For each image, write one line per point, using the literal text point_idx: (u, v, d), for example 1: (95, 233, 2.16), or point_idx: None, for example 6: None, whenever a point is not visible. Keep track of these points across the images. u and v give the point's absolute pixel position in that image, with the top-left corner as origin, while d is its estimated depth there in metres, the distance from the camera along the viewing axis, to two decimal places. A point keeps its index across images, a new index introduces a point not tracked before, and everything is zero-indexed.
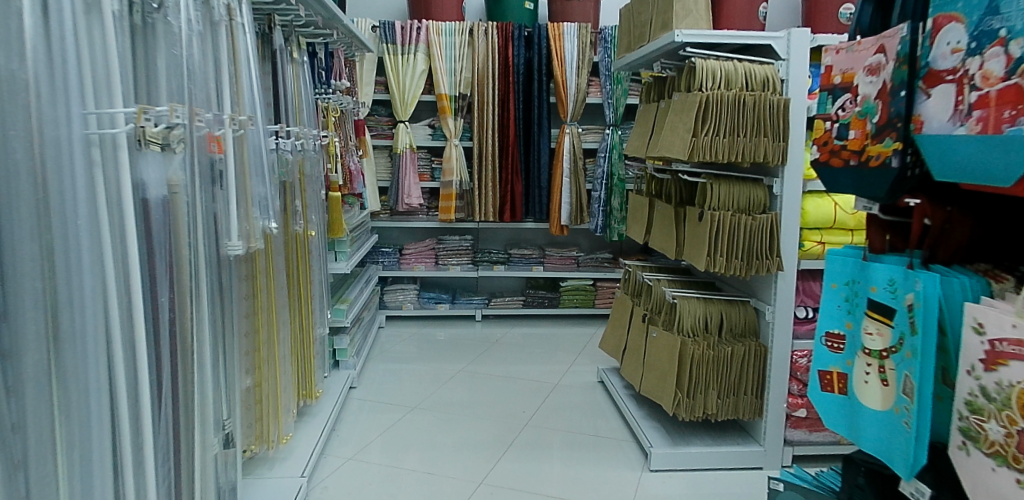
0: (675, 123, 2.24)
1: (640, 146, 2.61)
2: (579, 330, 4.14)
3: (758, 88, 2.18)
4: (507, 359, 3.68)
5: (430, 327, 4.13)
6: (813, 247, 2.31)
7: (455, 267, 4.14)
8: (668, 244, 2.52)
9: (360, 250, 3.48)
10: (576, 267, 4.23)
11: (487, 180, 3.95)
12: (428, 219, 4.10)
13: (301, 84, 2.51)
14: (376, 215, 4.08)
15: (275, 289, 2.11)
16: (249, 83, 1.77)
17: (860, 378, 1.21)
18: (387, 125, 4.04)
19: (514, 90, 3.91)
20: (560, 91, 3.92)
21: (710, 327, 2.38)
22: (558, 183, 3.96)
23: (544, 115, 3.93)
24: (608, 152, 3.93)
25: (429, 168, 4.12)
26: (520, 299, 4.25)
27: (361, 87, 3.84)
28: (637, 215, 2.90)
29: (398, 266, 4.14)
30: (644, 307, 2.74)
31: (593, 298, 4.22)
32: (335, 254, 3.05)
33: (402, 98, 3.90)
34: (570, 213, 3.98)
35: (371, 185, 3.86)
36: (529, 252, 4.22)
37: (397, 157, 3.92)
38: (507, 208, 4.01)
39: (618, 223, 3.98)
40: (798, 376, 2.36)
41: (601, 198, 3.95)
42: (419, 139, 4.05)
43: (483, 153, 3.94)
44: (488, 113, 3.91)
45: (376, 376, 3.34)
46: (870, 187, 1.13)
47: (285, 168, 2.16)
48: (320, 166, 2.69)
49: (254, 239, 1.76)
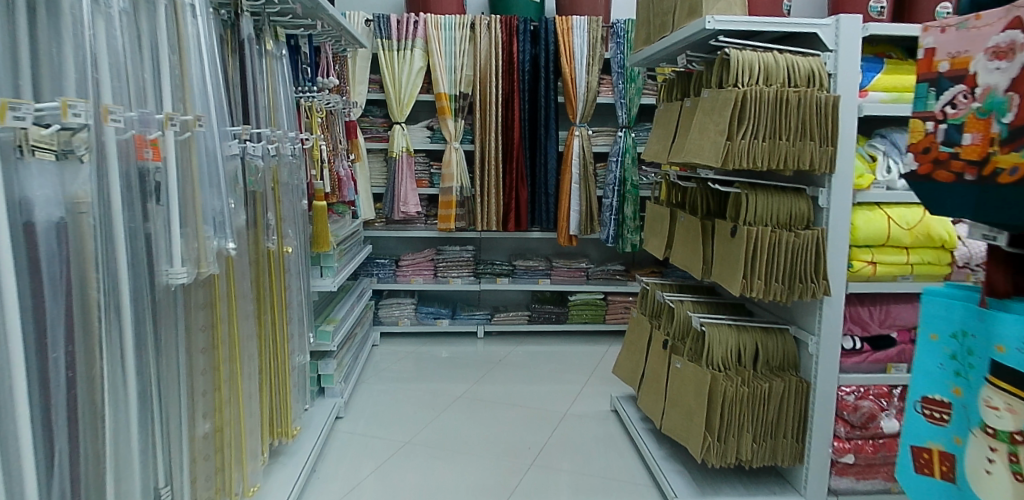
0: (704, 124, 1.94)
1: (662, 149, 2.31)
2: (590, 348, 3.83)
3: (803, 84, 1.87)
4: (511, 381, 3.38)
5: (428, 345, 3.83)
6: (863, 268, 2.00)
7: (456, 280, 3.84)
8: (694, 261, 2.22)
9: (352, 263, 3.22)
10: (585, 281, 3.92)
11: (489, 186, 3.65)
12: (426, 228, 3.81)
13: (277, 80, 2.22)
14: (370, 223, 3.79)
15: (242, 319, 1.82)
16: (200, 75, 1.48)
17: (978, 464, 0.91)
18: (382, 126, 3.75)
19: (519, 89, 3.62)
20: (569, 89, 3.61)
21: (743, 358, 2.08)
22: (567, 189, 3.65)
23: (551, 116, 3.63)
24: (620, 156, 3.63)
25: (428, 173, 3.82)
26: (526, 314, 3.93)
27: (354, 86, 3.56)
28: (656, 227, 2.60)
29: (394, 279, 3.84)
30: (665, 331, 2.44)
31: (604, 313, 3.91)
32: (320, 269, 2.75)
33: (397, 98, 3.61)
34: (580, 223, 3.68)
35: (364, 192, 3.57)
36: (535, 264, 3.90)
37: (392, 161, 3.63)
38: (511, 217, 3.71)
39: (632, 233, 3.68)
40: (844, 416, 2.07)
41: (613, 206, 3.65)
42: (417, 142, 3.76)
43: (485, 157, 3.64)
44: (491, 114, 3.61)
45: (368, 402, 3.04)
46: (1007, 212, 0.83)
47: (253, 177, 1.87)
48: (301, 173, 2.40)
49: (206, 263, 1.47)
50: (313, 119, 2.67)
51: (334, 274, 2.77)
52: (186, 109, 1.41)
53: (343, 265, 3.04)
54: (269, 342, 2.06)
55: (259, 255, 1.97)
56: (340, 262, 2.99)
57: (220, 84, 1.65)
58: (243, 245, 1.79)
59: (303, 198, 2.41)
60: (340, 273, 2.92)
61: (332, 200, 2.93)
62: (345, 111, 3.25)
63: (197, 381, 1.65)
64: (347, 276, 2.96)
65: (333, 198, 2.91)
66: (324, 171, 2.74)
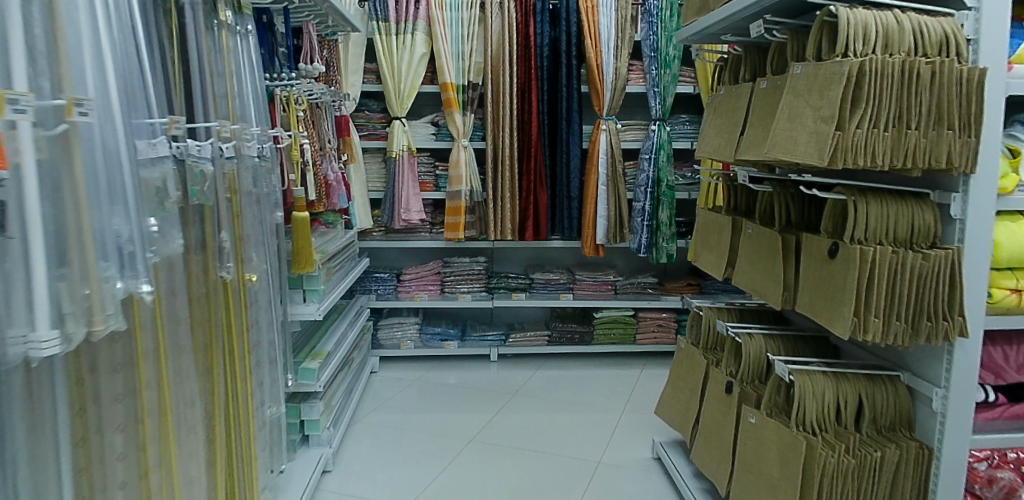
0: (795, 109, 1.47)
1: (726, 143, 1.83)
2: (620, 373, 3.35)
3: (935, 53, 1.39)
4: (532, 414, 2.89)
5: (435, 371, 3.34)
6: (1007, 298, 1.52)
7: (466, 297, 3.35)
8: (770, 285, 1.75)
9: (344, 282, 2.75)
10: (613, 295, 3.41)
11: (504, 190, 3.17)
12: (431, 238, 3.32)
13: (237, 62, 1.75)
14: (367, 233, 3.31)
15: (180, 380, 1.34)
16: (93, 41, 1.00)
17: None
18: (380, 122, 3.27)
19: (537, 78, 3.14)
20: (594, 77, 3.12)
21: (843, 415, 1.59)
22: (593, 192, 3.16)
23: (573, 108, 3.15)
24: (653, 153, 3.15)
25: (432, 175, 3.33)
26: (545, 334, 3.43)
27: (346, 76, 3.08)
28: (711, 239, 2.12)
29: (395, 296, 3.36)
30: (727, 370, 1.97)
31: (634, 332, 3.44)
32: (303, 294, 2.27)
33: (397, 89, 3.13)
34: (608, 230, 3.20)
35: (358, 197, 3.09)
36: (555, 277, 3.41)
37: (391, 162, 3.15)
38: (529, 224, 3.22)
39: (667, 241, 3.21)
40: (975, 492, 1.60)
41: (646, 211, 3.16)
42: (419, 140, 3.27)
43: (498, 156, 3.16)
44: (504, 107, 3.12)
45: (363, 446, 2.56)
46: None
47: (197, 185, 1.40)
48: (275, 179, 1.93)
49: (101, 319, 0.99)
50: (292, 112, 2.18)
51: (320, 298, 2.29)
52: (61, 88, 0.93)
53: (332, 286, 2.57)
54: (229, 399, 1.59)
55: (208, 285, 1.49)
56: (329, 282, 2.51)
57: (135, 58, 1.18)
58: (177, 281, 1.32)
59: (277, 210, 1.94)
60: (329, 297, 2.44)
61: (318, 209, 2.47)
62: (335, 105, 2.79)
63: (109, 472, 1.16)
64: (338, 299, 2.49)
65: (319, 207, 2.45)
66: (308, 178, 2.28)
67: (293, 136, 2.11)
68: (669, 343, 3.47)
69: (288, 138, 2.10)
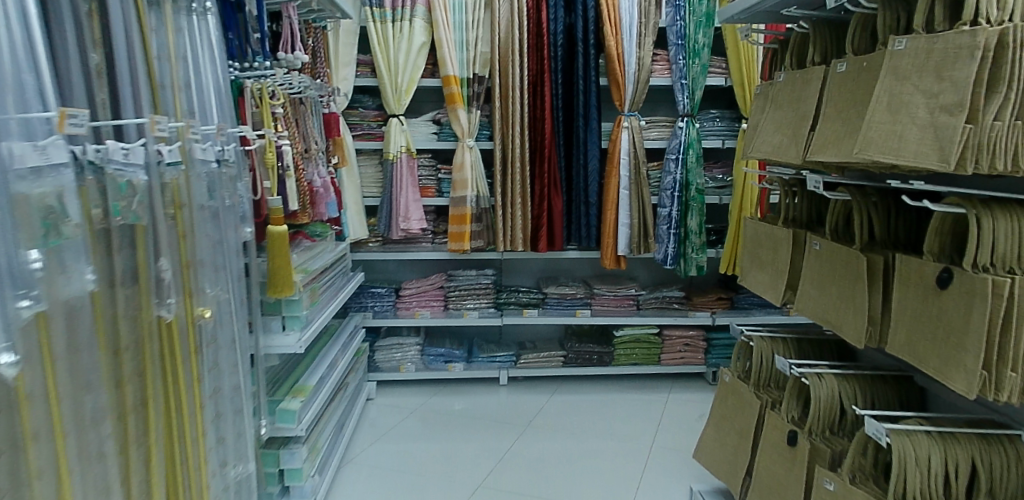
0: (898, 95, 1.14)
1: (791, 141, 1.51)
2: (644, 398, 3.00)
3: None
4: (549, 448, 2.55)
5: (438, 396, 3.00)
6: None
7: (472, 314, 3.02)
8: (852, 317, 1.42)
9: (338, 300, 2.44)
10: (635, 311, 3.09)
11: (514, 195, 2.83)
12: (433, 249, 2.99)
13: (186, 45, 1.43)
14: (362, 244, 2.97)
15: (97, 464, 1.02)
16: None
17: None
18: (375, 121, 2.93)
19: (550, 70, 2.80)
20: (614, 67, 2.77)
21: (953, 487, 1.25)
22: (614, 197, 2.82)
23: (591, 103, 2.81)
24: (681, 153, 2.81)
25: (435, 179, 2.99)
26: (560, 355, 3.10)
27: (336, 69, 2.75)
28: (763, 255, 1.79)
29: (393, 314, 3.03)
30: (789, 416, 1.64)
31: (659, 353, 3.11)
32: (282, 321, 1.92)
33: (393, 83, 2.81)
34: (631, 239, 2.86)
35: (351, 203, 2.79)
36: (571, 292, 3.08)
37: (388, 164, 2.83)
38: (542, 234, 2.87)
39: (697, 252, 2.87)
40: None
41: (674, 218, 2.83)
42: (419, 140, 2.94)
43: (508, 158, 2.83)
44: (513, 103, 2.79)
45: (355, 492, 2.23)
46: None
47: (120, 200, 1.08)
48: (242, 187, 1.61)
49: None
50: (265, 106, 1.83)
51: (302, 326, 1.95)
52: None
53: (321, 306, 2.24)
54: (171, 473, 1.25)
55: (143, 327, 1.15)
56: (316, 303, 2.17)
57: (11, 22, 0.85)
58: (87, 329, 0.99)
59: (244, 225, 1.62)
60: (316, 320, 2.11)
61: (302, 220, 2.14)
62: (324, 102, 2.47)
63: None
64: (327, 322, 2.16)
65: (305, 218, 2.13)
66: (285, 184, 1.95)
67: (267, 136, 1.78)
68: (697, 363, 3.14)
69: (261, 138, 1.78)
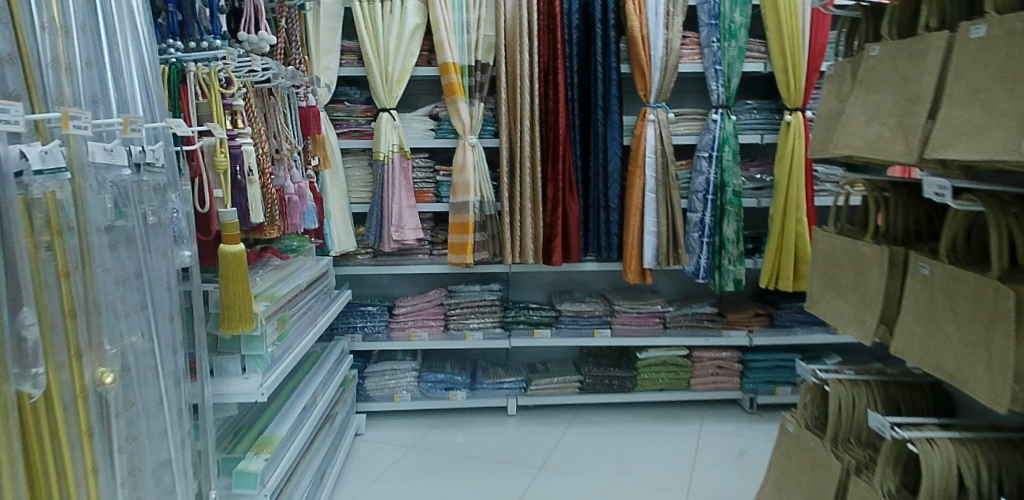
0: None
1: (896, 132, 1.15)
2: (672, 429, 2.63)
3: None
4: (568, 493, 2.17)
5: (437, 429, 2.63)
6: None
7: (476, 335, 2.66)
8: (987, 373, 1.05)
9: (323, 323, 2.07)
10: (661, 330, 2.73)
11: (523, 199, 2.47)
12: (431, 262, 2.62)
13: (90, 8, 1.07)
14: (349, 257, 2.60)
15: None
16: None
17: None
18: (364, 116, 2.56)
19: (565, 55, 2.44)
20: (638, 51, 2.40)
21: None
22: (638, 201, 2.45)
23: (612, 92, 2.43)
24: (715, 150, 2.46)
25: (433, 183, 2.62)
26: (576, 381, 2.73)
27: (317, 56, 2.38)
28: (844, 278, 1.43)
29: (386, 335, 2.66)
30: (883, 488, 1.26)
31: (688, 377, 2.75)
32: (242, 362, 1.56)
33: (384, 72, 2.44)
34: (659, 250, 2.49)
35: (336, 210, 2.43)
36: (589, 309, 2.71)
37: (378, 166, 2.46)
38: (556, 245, 2.49)
39: (734, 263, 2.50)
40: None
41: (707, 225, 2.48)
42: (414, 137, 2.57)
43: (516, 157, 2.46)
44: (521, 94, 2.43)
45: None
46: None
47: None
48: (175, 199, 1.23)
49: None
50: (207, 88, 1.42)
51: (266, 366, 1.58)
52: None
53: (297, 335, 1.88)
54: None
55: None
56: (289, 333, 1.81)
57: None
58: None
59: (179, 247, 1.25)
60: (289, 352, 1.74)
61: (270, 234, 1.79)
62: (300, 93, 2.11)
63: None
64: (303, 355, 1.79)
65: (274, 231, 1.78)
66: (245, 192, 1.58)
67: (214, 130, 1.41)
68: (731, 388, 2.77)
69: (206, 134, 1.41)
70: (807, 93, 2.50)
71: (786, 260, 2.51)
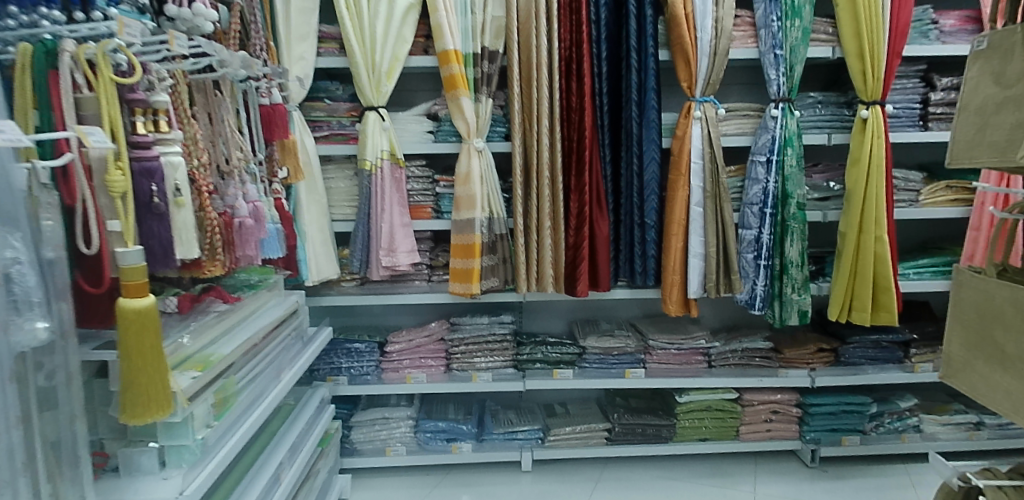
0: None
1: None
2: (721, 489, 2.19)
3: None
4: None
5: (438, 490, 2.19)
6: None
7: (485, 377, 2.23)
8: None
9: (293, 376, 1.64)
10: (706, 370, 2.29)
11: (541, 215, 2.03)
12: (430, 290, 2.19)
13: None
14: (332, 284, 2.17)
15: None
16: None
17: None
18: (348, 116, 2.13)
19: (590, 39, 2.00)
20: (682, 33, 1.96)
21: None
22: (681, 216, 2.01)
23: (649, 84, 1.99)
24: (776, 153, 2.01)
25: (432, 195, 2.18)
26: (603, 430, 2.29)
27: (288, 42, 1.96)
28: (1011, 344, 1.05)
29: (377, 378, 2.23)
30: None
31: (736, 425, 2.32)
32: (159, 454, 1.14)
33: (370, 63, 2.01)
34: (706, 276, 2.04)
35: (313, 229, 2.01)
36: (620, 344, 2.27)
37: (363, 177, 2.03)
38: (582, 271, 2.03)
39: (798, 291, 2.06)
40: None
41: (764, 244, 2.04)
42: (408, 141, 2.13)
43: (532, 165, 2.02)
44: (538, 87, 1.99)
45: None
46: None
47: None
48: (15, 243, 0.87)
49: None
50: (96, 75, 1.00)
51: (194, 460, 1.16)
52: None
53: (254, 399, 1.44)
54: None
55: None
56: (240, 400, 1.38)
57: None
58: None
59: (22, 317, 0.87)
60: (235, 428, 1.32)
61: (211, 271, 1.37)
62: (262, 88, 1.67)
63: None
64: (255, 431, 1.36)
65: (215, 269, 1.36)
66: (163, 219, 1.17)
67: (78, 136, 0.96)
68: (788, 438, 2.33)
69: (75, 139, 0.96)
70: (887, 82, 2.04)
71: (863, 288, 2.06)
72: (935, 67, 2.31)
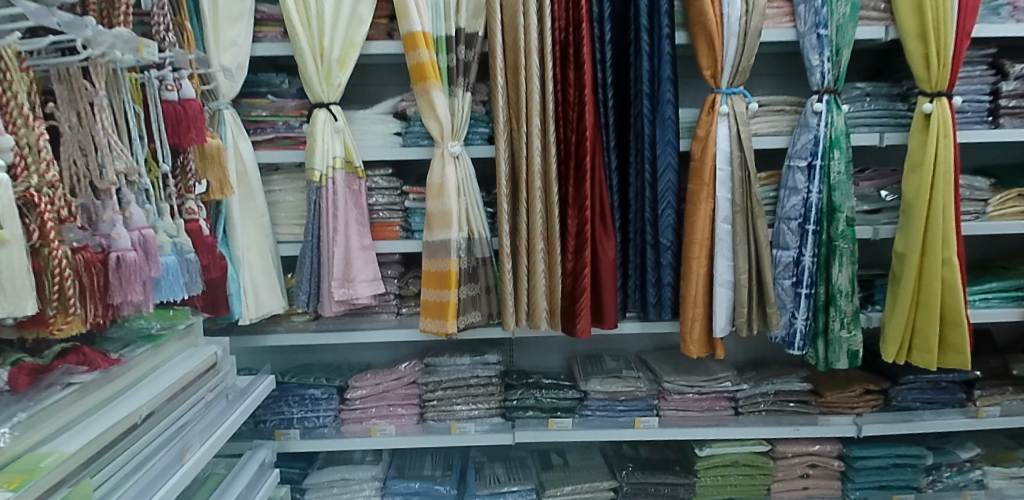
0: None
1: None
2: None
3: None
4: None
5: None
6: None
7: (466, 428, 1.85)
8: None
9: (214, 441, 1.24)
10: (732, 417, 1.91)
11: (532, 234, 1.65)
12: (397, 325, 1.80)
13: None
14: (280, 320, 1.80)
15: None
16: None
17: None
18: (296, 116, 1.75)
19: (591, 18, 1.62)
20: (704, 8, 1.58)
21: None
22: (704, 234, 1.62)
23: (664, 72, 1.61)
24: (819, 157, 1.63)
25: (400, 211, 1.80)
26: (608, 490, 1.91)
27: (215, 26, 1.58)
28: None
29: (335, 431, 1.86)
30: None
31: (768, 482, 1.94)
32: None
33: (318, 51, 1.64)
34: (736, 310, 1.65)
35: (250, 254, 1.63)
36: (629, 386, 1.89)
37: (312, 190, 1.65)
38: (583, 305, 1.65)
39: (847, 326, 1.67)
40: None
41: (806, 270, 1.66)
42: (369, 146, 1.76)
43: (519, 173, 1.64)
44: (527, 77, 1.60)
45: None
46: None
47: None
48: None
49: None
50: None
51: None
52: None
53: (152, 481, 1.07)
54: None
55: None
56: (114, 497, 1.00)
57: None
58: None
59: None
60: None
61: (64, 331, 0.98)
62: (167, 79, 1.28)
63: None
64: None
65: (68, 327, 0.97)
66: None
67: None
68: (829, 497, 1.94)
69: None
70: (955, 69, 1.66)
71: (928, 322, 1.68)
72: (1007, 52, 1.92)
